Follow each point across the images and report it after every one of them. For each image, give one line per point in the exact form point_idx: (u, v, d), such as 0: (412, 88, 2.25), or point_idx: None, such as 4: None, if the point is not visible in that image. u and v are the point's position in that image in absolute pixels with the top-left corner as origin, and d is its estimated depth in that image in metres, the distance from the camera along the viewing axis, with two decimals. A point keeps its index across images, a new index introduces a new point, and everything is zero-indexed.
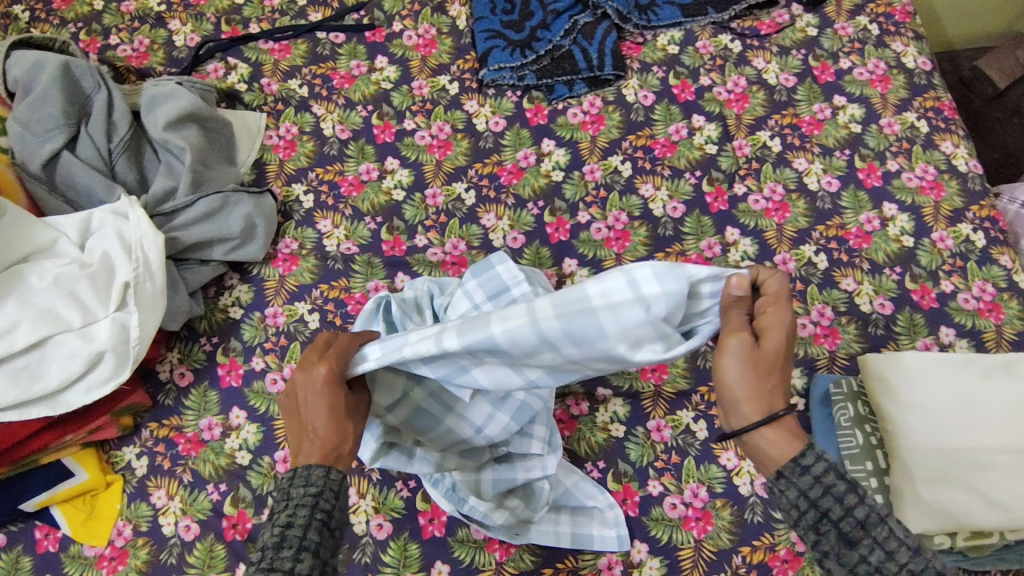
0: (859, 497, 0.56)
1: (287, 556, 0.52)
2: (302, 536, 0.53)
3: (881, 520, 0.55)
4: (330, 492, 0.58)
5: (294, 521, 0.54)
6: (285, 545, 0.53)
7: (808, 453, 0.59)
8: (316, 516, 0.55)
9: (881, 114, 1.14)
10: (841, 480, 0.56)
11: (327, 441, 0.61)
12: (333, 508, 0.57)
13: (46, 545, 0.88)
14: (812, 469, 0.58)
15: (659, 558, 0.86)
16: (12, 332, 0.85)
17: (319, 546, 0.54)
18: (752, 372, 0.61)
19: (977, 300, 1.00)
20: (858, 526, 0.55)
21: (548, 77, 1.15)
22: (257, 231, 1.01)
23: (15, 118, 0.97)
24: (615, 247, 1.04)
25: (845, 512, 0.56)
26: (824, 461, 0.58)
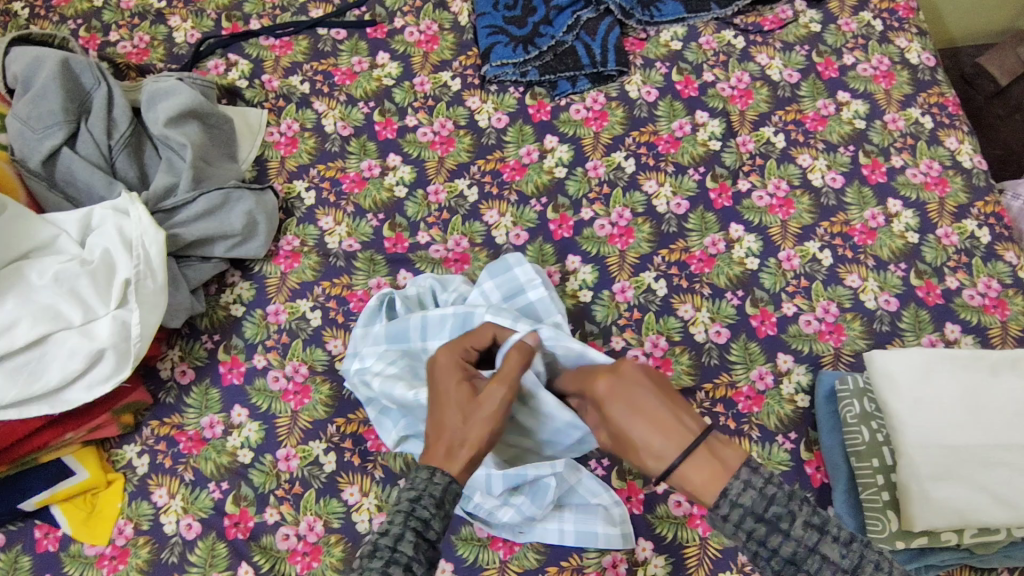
0: (783, 536, 0.57)
1: (377, 566, 0.57)
2: (391, 548, 0.59)
3: (809, 553, 0.57)
4: (430, 498, 0.62)
5: (389, 532, 0.60)
6: (376, 554, 0.58)
7: (722, 501, 0.59)
8: (411, 524, 0.61)
9: (885, 110, 1.13)
10: (759, 523, 0.58)
11: (449, 434, 0.68)
12: (430, 517, 0.61)
13: (46, 544, 0.87)
14: (730, 518, 0.59)
15: (664, 556, 0.86)
16: (12, 329, 0.84)
17: (411, 560, 0.59)
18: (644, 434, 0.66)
19: (983, 297, 1.00)
20: (788, 563, 0.57)
21: (550, 73, 1.14)
22: (258, 228, 1.00)
23: (14, 114, 0.96)
24: (618, 244, 1.03)
25: (772, 552, 0.58)
26: (740, 507, 0.58)
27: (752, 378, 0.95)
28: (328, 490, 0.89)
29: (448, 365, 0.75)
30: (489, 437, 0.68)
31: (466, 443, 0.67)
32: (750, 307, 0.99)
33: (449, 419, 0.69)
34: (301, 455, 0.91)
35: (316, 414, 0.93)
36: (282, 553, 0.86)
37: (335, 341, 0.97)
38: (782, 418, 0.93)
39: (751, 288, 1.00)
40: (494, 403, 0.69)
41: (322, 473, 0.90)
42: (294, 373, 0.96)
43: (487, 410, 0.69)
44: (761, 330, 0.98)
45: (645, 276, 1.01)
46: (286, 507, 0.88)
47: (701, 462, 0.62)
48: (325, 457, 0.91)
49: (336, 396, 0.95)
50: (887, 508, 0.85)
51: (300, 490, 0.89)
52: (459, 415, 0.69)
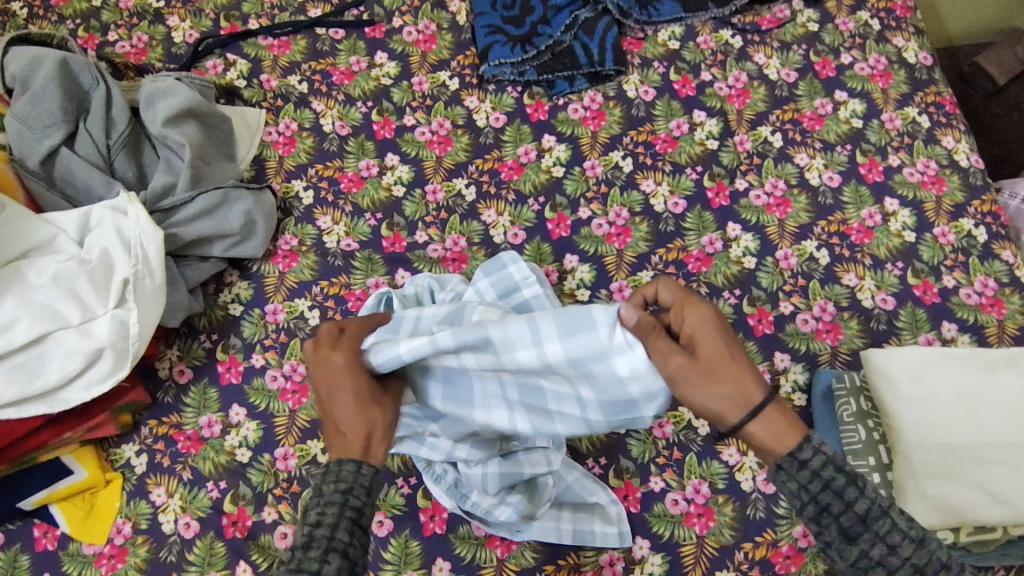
0: (860, 491, 0.56)
1: (314, 556, 0.53)
2: (330, 536, 0.54)
3: (882, 513, 0.55)
4: (360, 488, 0.58)
5: (322, 520, 0.55)
6: (313, 543, 0.54)
7: (803, 446, 0.57)
8: (346, 514, 0.56)
9: (882, 109, 1.13)
10: (839, 474, 0.56)
11: (352, 426, 0.63)
12: (364, 506, 0.58)
13: (45, 543, 0.87)
14: (810, 464, 0.56)
15: (661, 554, 0.86)
16: (10, 329, 0.84)
17: (348, 547, 0.55)
18: (710, 386, 0.60)
19: (979, 295, 1.00)
20: (860, 520, 0.55)
21: (548, 72, 1.14)
22: (256, 228, 1.00)
23: (13, 113, 0.97)
24: (616, 243, 1.03)
25: (846, 507, 0.56)
26: (821, 454, 0.57)
27: None
28: None
29: (336, 368, 0.68)
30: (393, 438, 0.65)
31: (376, 438, 0.63)
32: (747, 306, 0.99)
33: (355, 415, 0.64)
34: (300, 454, 0.91)
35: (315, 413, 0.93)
36: (280, 552, 0.86)
37: None
38: None
39: (749, 287, 1.00)
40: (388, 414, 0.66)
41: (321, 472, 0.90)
42: (293, 372, 0.96)
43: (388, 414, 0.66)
44: (759, 329, 0.98)
45: (643, 275, 1.01)
46: (284, 506, 0.89)
47: (773, 421, 0.59)
48: (323, 457, 0.91)
49: None
50: None
51: (299, 489, 0.90)
52: (361, 410, 0.64)
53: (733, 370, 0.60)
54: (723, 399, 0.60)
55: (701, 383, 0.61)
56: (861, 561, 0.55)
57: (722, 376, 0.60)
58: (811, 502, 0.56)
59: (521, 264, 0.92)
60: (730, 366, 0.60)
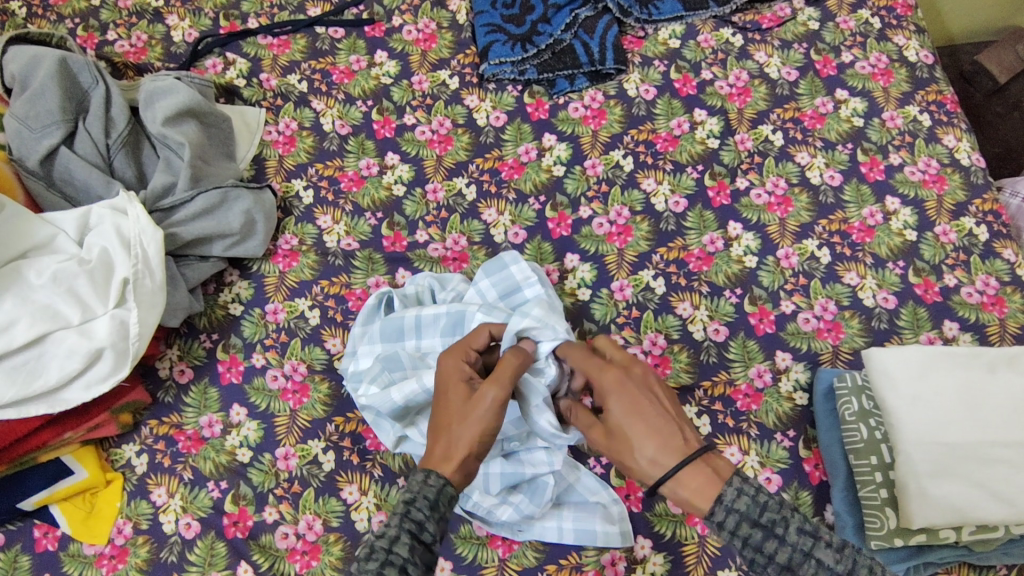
0: (779, 541, 0.59)
1: (373, 567, 0.57)
2: (388, 548, 0.59)
3: (805, 558, 0.59)
4: (425, 501, 0.63)
5: (385, 534, 0.60)
6: (373, 555, 0.58)
7: (717, 508, 0.61)
8: (406, 526, 0.61)
9: (883, 108, 1.13)
10: (755, 529, 0.60)
11: (448, 432, 0.68)
12: (424, 519, 0.62)
13: (45, 544, 0.87)
14: (725, 524, 0.61)
15: (663, 553, 0.86)
16: (10, 329, 0.84)
17: (405, 561, 0.59)
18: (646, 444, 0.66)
19: (981, 294, 1.00)
20: (784, 569, 0.60)
21: (549, 71, 1.14)
22: (256, 227, 1.00)
23: (12, 113, 0.96)
24: (617, 242, 1.03)
25: (769, 558, 0.60)
26: (735, 513, 0.60)
27: (750, 376, 0.95)
28: (327, 488, 0.89)
29: (449, 371, 0.74)
30: (481, 437, 0.67)
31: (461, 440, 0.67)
32: (748, 305, 0.99)
33: (447, 419, 0.69)
34: (300, 454, 0.91)
35: (315, 413, 0.93)
36: (281, 552, 0.86)
37: (334, 340, 0.97)
38: (781, 415, 0.93)
39: (750, 286, 1.00)
40: (485, 403, 0.68)
41: (321, 472, 0.90)
42: (293, 371, 0.96)
43: (481, 409, 0.68)
44: (760, 328, 0.98)
45: (643, 274, 1.01)
46: (285, 506, 0.88)
47: (691, 480, 0.63)
48: (324, 456, 0.91)
49: (335, 394, 0.95)
50: (886, 506, 0.85)
51: (299, 489, 0.89)
52: (455, 415, 0.69)
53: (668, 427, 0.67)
54: (652, 455, 0.66)
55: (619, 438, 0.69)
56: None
57: (653, 431, 0.66)
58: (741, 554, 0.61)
59: (521, 261, 0.92)
60: (655, 424, 0.67)
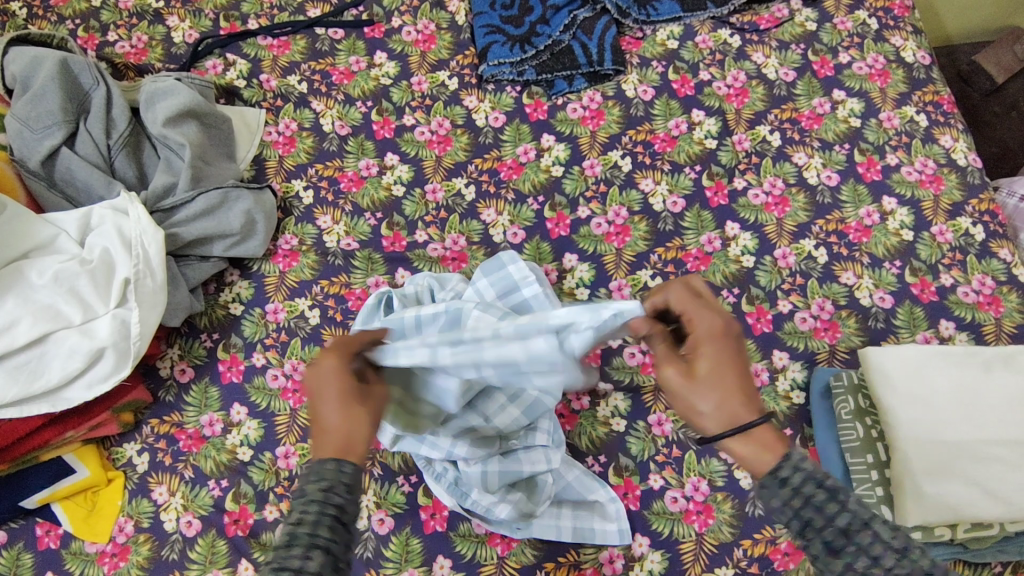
0: (842, 505, 0.54)
1: (298, 553, 0.52)
2: (311, 533, 0.54)
3: (865, 526, 0.53)
4: (344, 486, 0.58)
5: (304, 519, 0.55)
6: (296, 541, 0.53)
7: (783, 464, 0.58)
8: (327, 512, 0.56)
9: (880, 108, 1.14)
10: (819, 488, 0.55)
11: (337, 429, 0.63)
12: (346, 502, 0.57)
13: (47, 541, 0.88)
14: (789, 481, 0.56)
15: (660, 551, 0.86)
16: (12, 329, 0.85)
17: (331, 542, 0.54)
18: (709, 394, 0.62)
19: (977, 294, 1.00)
20: (841, 535, 0.53)
21: (548, 72, 1.15)
22: (256, 227, 1.01)
23: (13, 113, 0.97)
24: (615, 242, 1.04)
25: (829, 522, 0.54)
26: (802, 471, 0.57)
27: None
28: None
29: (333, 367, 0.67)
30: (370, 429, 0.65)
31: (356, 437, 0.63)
32: (746, 305, 1.00)
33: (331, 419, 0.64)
34: (301, 452, 0.92)
35: None
36: None
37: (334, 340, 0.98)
38: (778, 414, 0.94)
39: (747, 285, 1.01)
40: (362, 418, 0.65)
41: None
42: (293, 371, 0.96)
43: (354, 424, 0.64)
44: (757, 328, 0.98)
45: (641, 274, 1.02)
46: (285, 504, 0.89)
47: (758, 439, 0.61)
48: None
49: None
50: (882, 503, 0.86)
51: None
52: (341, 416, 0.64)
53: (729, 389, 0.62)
54: (711, 410, 0.62)
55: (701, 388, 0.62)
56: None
57: (721, 386, 0.62)
58: (795, 518, 0.55)
59: (519, 261, 0.93)
60: (729, 385, 0.62)
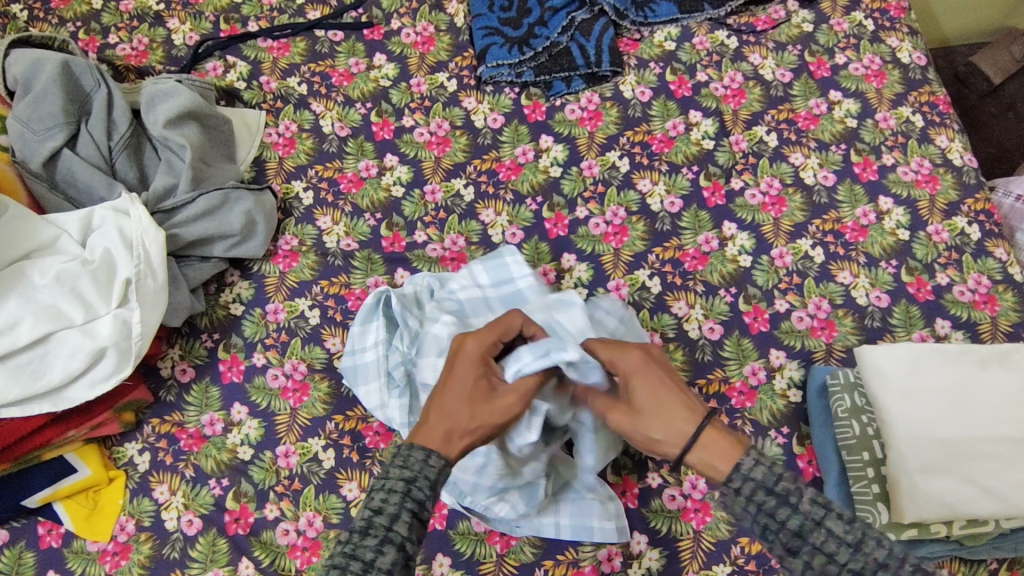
0: (793, 509, 0.58)
1: (371, 543, 0.56)
2: (387, 526, 0.57)
3: (817, 526, 0.57)
4: (424, 481, 0.61)
5: (384, 509, 0.58)
6: (371, 531, 0.57)
7: (733, 474, 0.62)
8: (408, 505, 0.59)
9: (876, 109, 1.14)
10: (769, 496, 0.59)
11: (451, 420, 0.67)
12: (425, 499, 0.61)
13: (49, 541, 0.88)
14: (742, 490, 0.61)
15: (658, 549, 0.87)
16: (14, 329, 0.85)
17: (404, 539, 0.58)
18: (638, 423, 0.69)
19: (973, 293, 1.01)
20: (796, 536, 0.57)
21: (546, 74, 1.15)
22: (257, 227, 1.01)
23: (15, 116, 0.98)
24: (613, 242, 1.04)
25: (781, 524, 0.58)
26: (750, 479, 0.61)
27: (745, 373, 0.96)
28: (327, 485, 0.90)
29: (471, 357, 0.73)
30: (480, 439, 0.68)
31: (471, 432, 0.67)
32: (743, 304, 1.00)
33: (455, 408, 0.68)
34: (301, 451, 0.92)
35: (315, 411, 0.94)
36: (282, 548, 0.87)
37: (334, 339, 0.99)
38: (775, 412, 0.94)
39: (744, 285, 1.02)
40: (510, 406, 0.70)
41: (321, 469, 0.91)
42: (293, 370, 0.97)
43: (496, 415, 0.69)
44: (755, 327, 0.99)
45: (639, 274, 1.02)
46: (285, 503, 0.90)
47: (706, 444, 0.65)
48: (324, 454, 0.92)
49: (335, 393, 0.96)
50: (878, 500, 0.86)
51: (299, 486, 0.90)
52: (461, 407, 0.68)
53: (666, 413, 0.68)
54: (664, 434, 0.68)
55: (643, 425, 0.69)
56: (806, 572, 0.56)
57: (664, 409, 0.68)
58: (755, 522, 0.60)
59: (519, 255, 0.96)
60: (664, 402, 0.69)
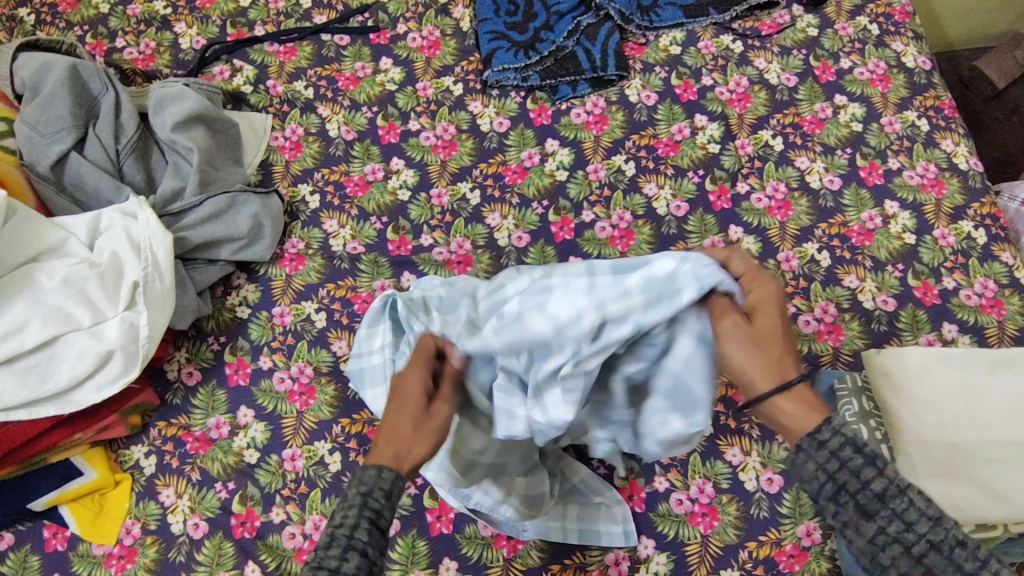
0: (878, 472, 0.56)
1: (336, 553, 0.56)
2: (349, 535, 0.57)
3: (900, 492, 0.54)
4: (381, 491, 0.61)
5: (344, 522, 0.58)
6: (334, 542, 0.56)
7: (822, 427, 0.59)
8: (366, 514, 0.59)
9: (882, 113, 1.15)
10: (856, 454, 0.57)
11: (399, 441, 0.67)
12: (383, 508, 0.60)
13: (55, 544, 0.88)
14: (827, 443, 0.58)
15: (666, 553, 0.87)
16: (21, 331, 0.86)
17: (367, 545, 0.57)
18: (750, 348, 0.65)
19: (979, 297, 1.01)
20: (876, 499, 0.55)
21: (551, 78, 1.16)
22: (264, 231, 1.02)
23: (22, 119, 0.98)
24: (619, 246, 1.05)
25: (863, 486, 0.55)
26: (840, 435, 0.58)
27: None
28: (333, 489, 0.90)
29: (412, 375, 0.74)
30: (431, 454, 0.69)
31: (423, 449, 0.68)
32: None
33: (398, 427, 0.69)
34: (307, 455, 0.92)
35: (322, 414, 0.94)
36: (288, 552, 0.87)
37: (340, 342, 0.99)
38: None
39: None
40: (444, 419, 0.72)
41: (328, 473, 0.91)
42: (300, 373, 0.97)
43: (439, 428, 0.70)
44: None
45: None
46: (292, 507, 0.89)
47: (800, 397, 0.62)
48: (330, 457, 0.92)
49: (341, 396, 0.95)
50: None
51: (306, 490, 0.90)
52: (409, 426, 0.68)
53: (777, 348, 0.65)
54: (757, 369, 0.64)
55: (748, 338, 0.66)
56: (878, 537, 0.54)
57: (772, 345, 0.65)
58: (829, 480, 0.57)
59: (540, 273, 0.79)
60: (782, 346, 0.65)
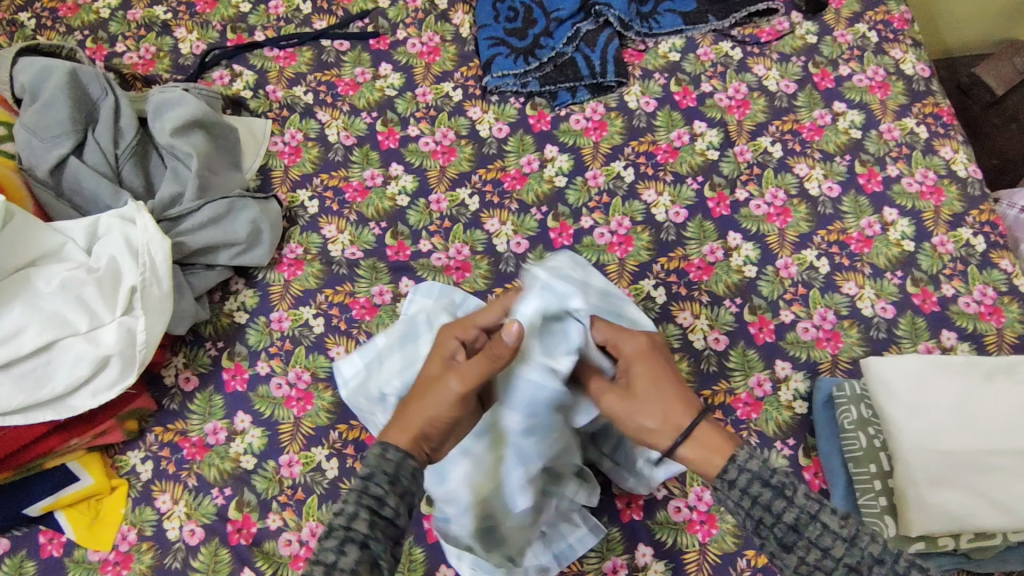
0: (787, 502, 0.59)
1: (332, 546, 0.57)
2: (347, 527, 0.58)
3: (810, 520, 0.58)
4: (383, 475, 0.61)
5: (344, 510, 0.59)
6: (332, 534, 0.58)
7: (729, 467, 0.63)
8: (364, 503, 0.59)
9: (880, 120, 1.15)
10: (764, 488, 0.60)
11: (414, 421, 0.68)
12: (384, 495, 0.60)
13: (50, 550, 0.88)
14: (737, 482, 0.62)
15: (664, 561, 0.86)
16: (18, 336, 0.85)
17: (366, 537, 0.58)
18: (639, 411, 0.69)
19: (979, 304, 1.01)
20: (791, 530, 0.59)
21: (551, 84, 1.16)
22: (262, 236, 1.01)
23: (22, 123, 0.98)
24: (618, 252, 1.05)
25: (776, 519, 0.59)
26: (746, 471, 0.62)
27: (750, 385, 0.96)
28: (330, 495, 0.90)
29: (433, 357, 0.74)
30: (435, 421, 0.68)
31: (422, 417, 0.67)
32: (748, 315, 1.00)
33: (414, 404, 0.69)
34: (304, 461, 0.92)
35: (319, 420, 0.94)
36: (284, 559, 0.87)
37: (338, 348, 0.98)
38: (780, 424, 0.94)
39: (749, 295, 1.01)
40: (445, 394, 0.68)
41: (324, 479, 0.91)
42: (297, 379, 0.97)
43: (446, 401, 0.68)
44: (760, 337, 0.99)
45: (644, 284, 1.02)
46: (288, 513, 0.89)
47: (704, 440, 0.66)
48: (327, 464, 0.92)
49: (339, 402, 0.95)
50: (885, 514, 0.85)
51: (302, 496, 0.90)
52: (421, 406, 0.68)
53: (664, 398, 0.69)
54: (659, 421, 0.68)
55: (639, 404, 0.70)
56: (799, 567, 0.58)
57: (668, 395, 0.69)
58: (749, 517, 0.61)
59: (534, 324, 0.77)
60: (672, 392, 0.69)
